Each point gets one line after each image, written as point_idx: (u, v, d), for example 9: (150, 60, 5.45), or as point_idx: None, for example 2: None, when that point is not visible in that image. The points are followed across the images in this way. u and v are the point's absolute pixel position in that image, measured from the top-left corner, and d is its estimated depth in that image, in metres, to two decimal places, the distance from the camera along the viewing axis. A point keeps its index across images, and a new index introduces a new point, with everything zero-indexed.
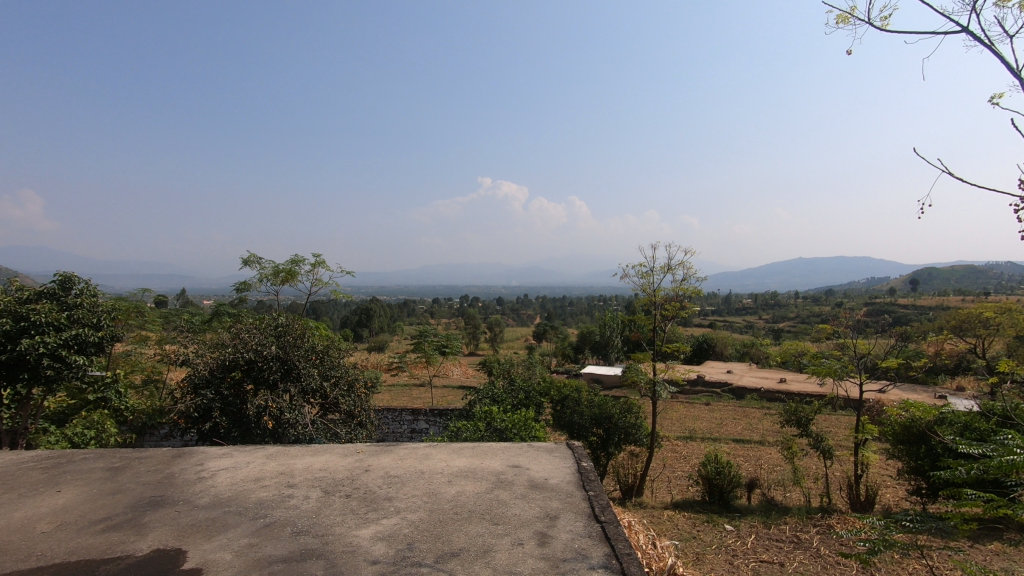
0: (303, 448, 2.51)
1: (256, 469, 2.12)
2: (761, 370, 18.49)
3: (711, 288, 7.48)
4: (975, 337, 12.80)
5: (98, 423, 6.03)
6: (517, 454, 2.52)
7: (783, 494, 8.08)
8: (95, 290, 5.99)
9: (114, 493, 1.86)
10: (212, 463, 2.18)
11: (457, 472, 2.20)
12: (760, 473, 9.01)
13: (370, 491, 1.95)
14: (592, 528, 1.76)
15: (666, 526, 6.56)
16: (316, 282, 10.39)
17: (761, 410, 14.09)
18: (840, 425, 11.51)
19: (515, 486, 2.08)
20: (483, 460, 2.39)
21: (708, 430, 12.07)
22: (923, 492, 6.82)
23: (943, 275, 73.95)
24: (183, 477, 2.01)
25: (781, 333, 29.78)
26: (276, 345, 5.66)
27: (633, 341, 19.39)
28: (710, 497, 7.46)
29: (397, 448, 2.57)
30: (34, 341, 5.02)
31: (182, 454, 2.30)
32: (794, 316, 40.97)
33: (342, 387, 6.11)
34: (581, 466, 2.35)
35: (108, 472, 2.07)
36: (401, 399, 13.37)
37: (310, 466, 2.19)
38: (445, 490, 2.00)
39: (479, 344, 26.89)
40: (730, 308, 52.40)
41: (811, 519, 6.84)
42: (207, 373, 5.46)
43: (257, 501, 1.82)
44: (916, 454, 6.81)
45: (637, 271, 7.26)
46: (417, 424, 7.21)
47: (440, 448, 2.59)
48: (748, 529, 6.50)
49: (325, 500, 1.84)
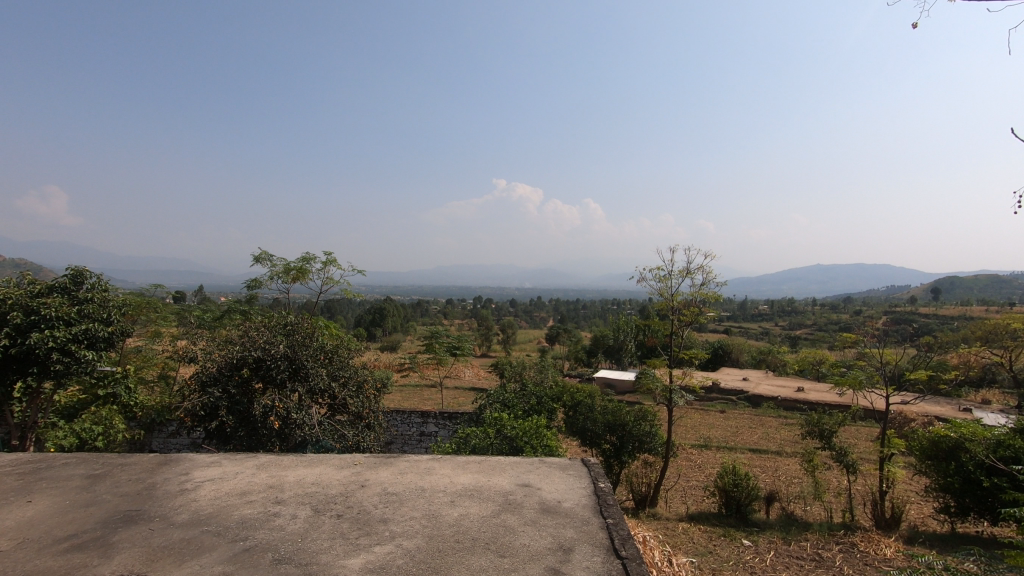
0: (299, 457, 2.34)
1: (244, 481, 1.95)
2: (778, 378, 18.00)
3: (731, 294, 7.16)
4: (1002, 348, 12.26)
5: (106, 419, 6.01)
6: (527, 471, 2.31)
7: (803, 509, 7.72)
8: (107, 285, 5.96)
9: (86, 506, 1.71)
10: (198, 473, 2.02)
11: (460, 491, 2.01)
12: (780, 485, 8.65)
13: (365, 511, 1.76)
14: (611, 566, 1.55)
15: (682, 540, 6.29)
16: (327, 280, 10.29)
17: (778, 419, 13.66)
18: (861, 438, 11.10)
19: (525, 509, 1.88)
20: (490, 477, 2.19)
21: (723, 439, 11.73)
22: (951, 510, 6.39)
23: (968, 285, 71.84)
24: (163, 489, 1.85)
25: (797, 341, 29.11)
26: (284, 344, 5.54)
27: (647, 346, 19.06)
28: (727, 510, 7.15)
29: (397, 459, 2.38)
30: (44, 335, 4.96)
31: (169, 462, 2.15)
32: (813, 323, 40.06)
33: (351, 388, 5.96)
34: (599, 485, 2.15)
35: (87, 480, 1.92)
36: (412, 400, 13.25)
37: (302, 479, 2.02)
38: (447, 512, 1.81)
39: (491, 346, 26.73)
40: (745, 313, 51.43)
41: (834, 536, 6.50)
42: (215, 371, 5.36)
43: (240, 520, 1.64)
44: (945, 471, 6.35)
45: (653, 275, 7.02)
46: (426, 427, 7.01)
47: (443, 461, 2.39)
48: (766, 546, 6.19)
49: (313, 520, 1.66)
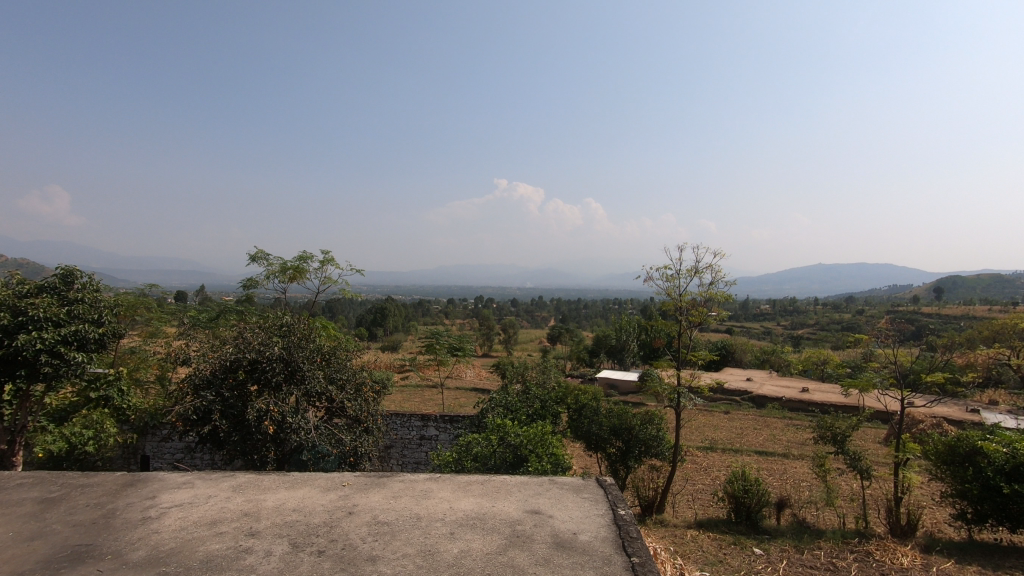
0: (283, 477, 2.11)
1: (216, 508, 1.72)
2: (782, 378, 17.74)
3: (742, 293, 6.87)
4: (1013, 348, 12.00)
5: (97, 423, 5.89)
6: (537, 494, 2.08)
7: (814, 514, 7.45)
8: (99, 284, 5.74)
9: (30, 540, 1.48)
10: (165, 496, 1.79)
11: (461, 520, 1.78)
12: (790, 491, 8.38)
13: (350, 545, 1.53)
14: None
15: (691, 548, 6.04)
16: (325, 279, 10.07)
17: (784, 420, 13.40)
18: (870, 441, 10.82)
19: (536, 544, 1.64)
20: (494, 502, 1.96)
21: (729, 441, 11.48)
22: (968, 517, 6.07)
23: (972, 285, 71.40)
24: (123, 518, 1.62)
25: (800, 340, 28.83)
26: (280, 345, 5.31)
27: (651, 346, 18.81)
28: (737, 517, 6.87)
29: (392, 479, 2.15)
30: (31, 337, 4.75)
31: (135, 482, 1.92)
32: (815, 323, 39.74)
33: (349, 391, 5.74)
34: (619, 513, 1.91)
35: (38, 506, 1.70)
36: (412, 402, 13.04)
37: (283, 504, 1.79)
38: (446, 548, 1.57)
39: (493, 345, 26.51)
40: (747, 312, 51.27)
41: (848, 544, 6.24)
42: (208, 374, 5.14)
43: (204, 558, 1.41)
44: (962, 477, 6.02)
45: (660, 274, 6.77)
46: (426, 431, 6.77)
47: (441, 482, 2.16)
48: (779, 555, 5.93)
49: (290, 559, 1.44)
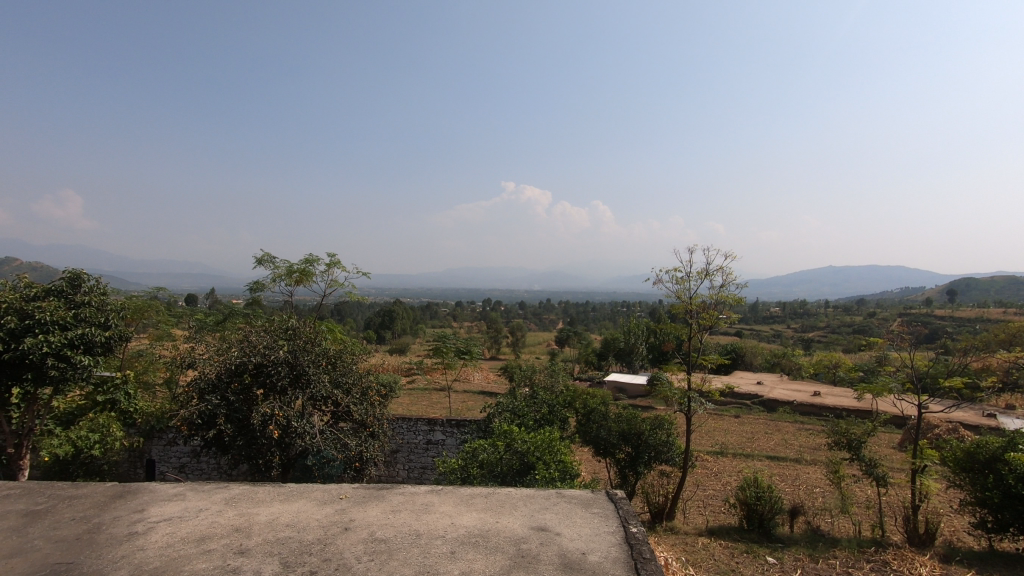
0: (279, 489, 2.02)
1: (205, 523, 1.65)
2: (794, 382, 17.47)
3: (754, 296, 6.71)
4: None
5: (103, 427, 5.86)
6: (543, 508, 1.98)
7: (829, 522, 7.25)
8: (105, 287, 5.72)
9: (9, 557, 1.41)
10: (154, 510, 1.71)
11: (462, 538, 1.68)
12: (803, 497, 8.17)
13: (344, 566, 1.44)
14: None
15: (702, 557, 5.89)
16: (331, 282, 10.04)
17: (796, 424, 13.17)
18: (884, 447, 10.57)
19: (541, 566, 1.54)
20: (497, 518, 1.86)
21: (739, 445, 11.28)
22: (989, 526, 5.85)
23: (986, 287, 70.31)
24: (108, 533, 1.55)
25: (810, 343, 28.48)
26: (285, 349, 5.24)
27: (659, 349, 18.61)
28: (749, 525, 6.69)
29: (391, 492, 2.06)
30: (37, 341, 4.73)
31: (125, 494, 1.85)
32: (826, 326, 39.22)
33: (355, 395, 5.66)
34: (630, 531, 1.81)
35: (23, 520, 1.63)
36: (418, 405, 12.96)
37: (276, 519, 1.70)
38: (445, 569, 1.48)
39: (501, 348, 26.39)
40: (757, 315, 50.83)
41: (865, 553, 6.04)
42: (213, 377, 5.10)
43: None
44: (982, 484, 5.79)
45: (670, 276, 6.63)
46: (433, 435, 6.68)
47: (443, 495, 2.06)
48: (792, 564, 5.75)
49: None
